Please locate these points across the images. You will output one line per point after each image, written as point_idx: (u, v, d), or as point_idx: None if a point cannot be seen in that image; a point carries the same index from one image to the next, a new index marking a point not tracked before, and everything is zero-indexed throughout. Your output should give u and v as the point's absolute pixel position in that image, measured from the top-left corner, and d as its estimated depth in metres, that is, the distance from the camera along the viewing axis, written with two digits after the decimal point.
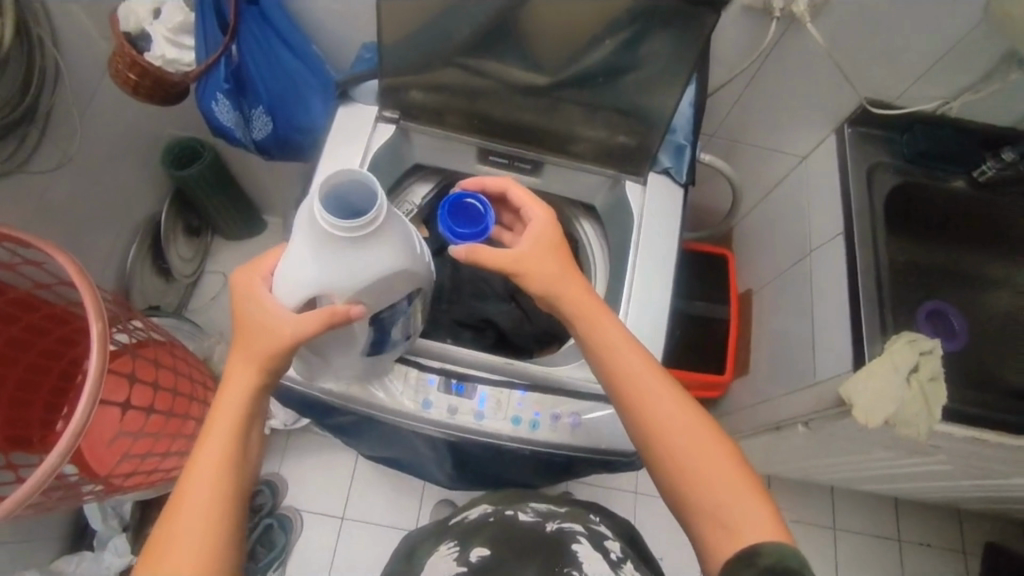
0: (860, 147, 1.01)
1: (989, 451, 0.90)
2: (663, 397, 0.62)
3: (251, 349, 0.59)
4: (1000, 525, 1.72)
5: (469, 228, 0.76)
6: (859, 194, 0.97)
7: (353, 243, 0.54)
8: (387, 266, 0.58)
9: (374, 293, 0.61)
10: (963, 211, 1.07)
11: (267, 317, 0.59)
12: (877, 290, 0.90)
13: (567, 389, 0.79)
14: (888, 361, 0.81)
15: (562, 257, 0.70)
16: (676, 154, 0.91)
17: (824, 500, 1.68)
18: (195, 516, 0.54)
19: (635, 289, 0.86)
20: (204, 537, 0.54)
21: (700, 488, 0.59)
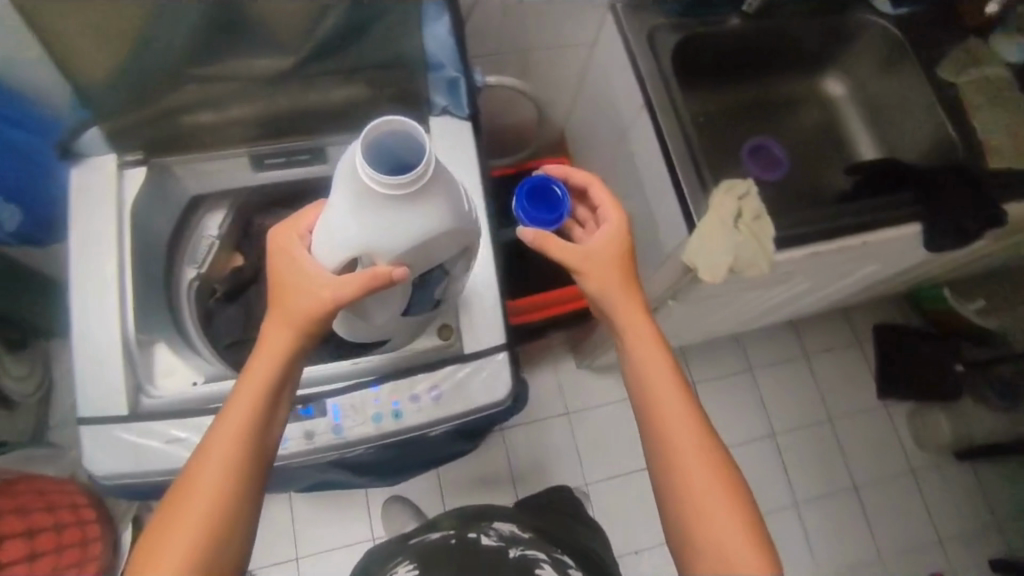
0: (634, 15, 1.00)
1: (826, 257, 0.97)
2: (688, 431, 0.69)
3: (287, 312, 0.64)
4: (882, 307, 1.90)
5: (545, 214, 0.83)
6: (647, 62, 0.97)
7: (396, 196, 0.58)
8: (428, 217, 0.61)
9: (421, 251, 0.64)
10: (746, 47, 1.10)
11: (305, 280, 0.63)
12: (688, 149, 0.92)
13: (415, 366, 0.78)
14: (715, 216, 0.84)
15: (622, 265, 0.76)
16: (452, 90, 0.85)
17: (734, 347, 1.80)
18: (213, 474, 0.60)
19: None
20: (232, 461, 0.61)
21: (693, 492, 0.68)
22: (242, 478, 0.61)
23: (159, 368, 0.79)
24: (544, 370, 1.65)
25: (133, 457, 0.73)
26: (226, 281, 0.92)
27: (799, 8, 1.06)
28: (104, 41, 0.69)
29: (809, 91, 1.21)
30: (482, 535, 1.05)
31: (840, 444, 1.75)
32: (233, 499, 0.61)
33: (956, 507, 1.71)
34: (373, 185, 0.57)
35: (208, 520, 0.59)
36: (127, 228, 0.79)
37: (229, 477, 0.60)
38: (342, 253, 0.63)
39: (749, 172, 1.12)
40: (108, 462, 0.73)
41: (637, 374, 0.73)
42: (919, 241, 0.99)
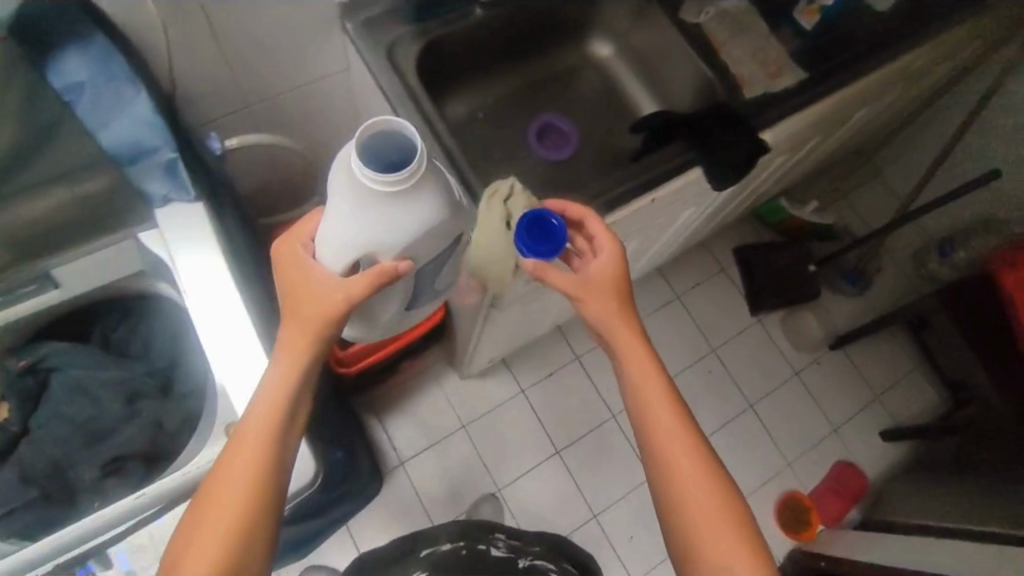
0: (369, 33, 0.95)
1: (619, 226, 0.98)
2: (681, 441, 0.77)
3: (303, 316, 0.72)
4: (737, 228, 1.97)
5: (543, 246, 0.82)
6: (391, 80, 0.93)
7: (391, 196, 0.64)
8: (428, 212, 0.68)
9: (421, 245, 0.71)
10: (497, 34, 1.08)
11: (315, 287, 0.72)
12: (452, 161, 0.89)
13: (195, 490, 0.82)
14: (486, 224, 0.85)
15: (619, 292, 0.84)
16: (169, 173, 0.85)
17: None
18: (245, 471, 0.69)
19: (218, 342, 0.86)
20: (267, 440, 0.71)
21: (684, 496, 0.75)
22: (271, 472, 0.70)
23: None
24: (429, 391, 1.62)
25: None
26: None
27: None
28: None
29: (579, 58, 1.19)
30: (492, 548, 1.11)
31: (730, 369, 1.81)
32: (264, 472, 0.70)
33: (844, 393, 1.83)
34: (374, 186, 0.63)
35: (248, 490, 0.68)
36: None
37: (259, 476, 0.69)
38: (349, 255, 0.70)
39: (534, 152, 1.11)
40: None
41: (632, 387, 0.81)
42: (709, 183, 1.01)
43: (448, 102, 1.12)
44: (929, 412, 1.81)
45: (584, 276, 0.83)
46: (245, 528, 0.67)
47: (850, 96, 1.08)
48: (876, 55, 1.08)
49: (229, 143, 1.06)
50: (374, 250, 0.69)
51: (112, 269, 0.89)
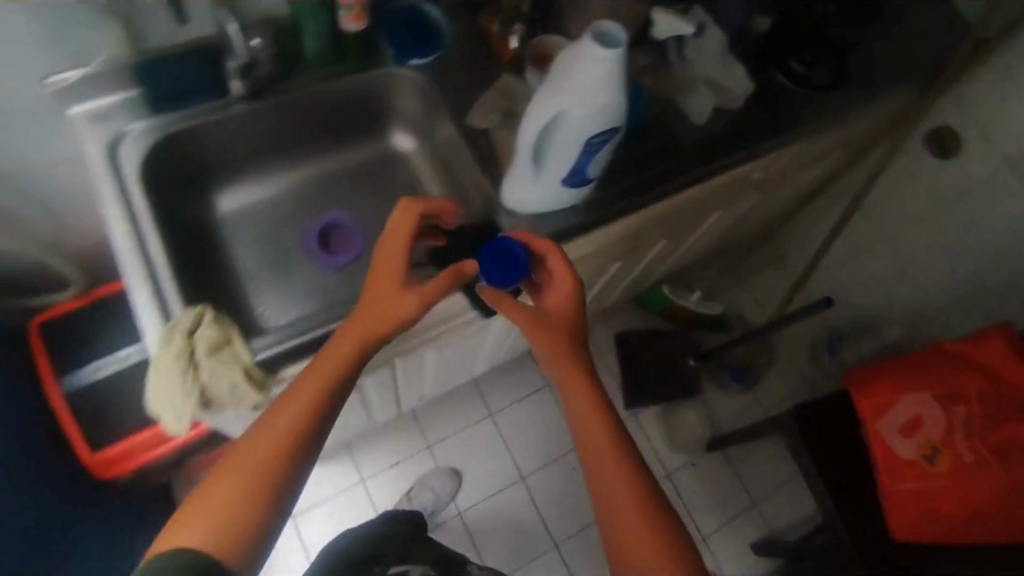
0: (95, 125, 0.87)
1: None
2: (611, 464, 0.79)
3: (374, 309, 0.76)
4: (620, 314, 1.86)
5: (508, 276, 0.86)
6: (109, 182, 0.84)
7: (599, 57, 0.71)
8: (619, 107, 0.77)
9: (597, 118, 0.76)
10: (268, 125, 0.98)
11: (394, 284, 0.77)
12: (153, 270, 0.80)
13: None
14: (162, 362, 0.73)
15: (570, 330, 0.85)
16: None
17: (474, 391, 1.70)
18: (280, 434, 0.70)
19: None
20: (289, 433, 0.71)
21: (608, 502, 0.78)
22: (293, 455, 0.71)
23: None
24: None
25: None
26: None
27: (308, 73, 0.97)
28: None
29: (380, 152, 1.09)
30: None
31: None
32: (271, 476, 0.69)
33: (713, 500, 1.70)
34: (589, 49, 0.71)
35: (255, 485, 0.68)
36: None
37: (291, 446, 0.71)
38: (547, 113, 0.77)
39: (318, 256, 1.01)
40: None
41: (575, 416, 0.83)
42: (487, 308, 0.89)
43: (220, 198, 1.01)
44: (802, 526, 1.68)
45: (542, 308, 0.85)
46: (233, 525, 0.66)
47: (639, 220, 1.03)
48: (677, 172, 1.03)
49: None
50: (567, 110, 0.75)
51: None
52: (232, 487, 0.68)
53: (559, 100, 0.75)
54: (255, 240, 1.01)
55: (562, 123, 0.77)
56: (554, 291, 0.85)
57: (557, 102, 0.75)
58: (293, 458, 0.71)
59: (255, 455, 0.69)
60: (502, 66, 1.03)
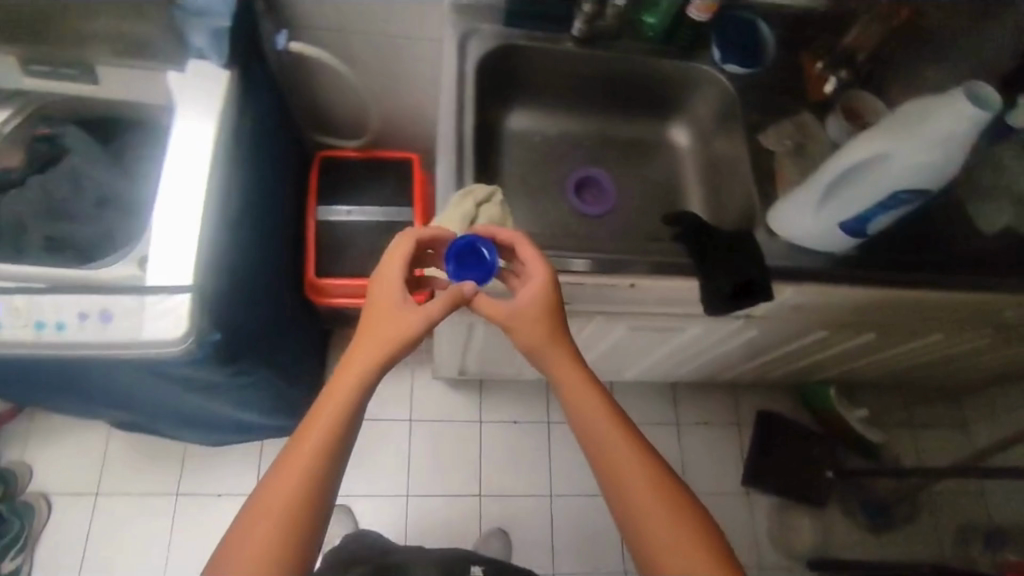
0: (457, 18, 1.00)
1: (603, 295, 0.94)
2: (626, 460, 0.72)
3: (376, 336, 0.72)
4: (774, 393, 1.79)
5: (475, 276, 0.77)
6: (450, 66, 0.97)
7: (963, 110, 0.71)
8: (955, 168, 0.76)
9: (923, 170, 0.75)
10: (584, 73, 1.07)
11: (394, 306, 0.74)
12: (459, 147, 0.90)
13: (96, 287, 0.76)
14: (448, 217, 0.82)
15: (555, 325, 0.76)
16: (215, 37, 0.84)
17: None
18: (300, 461, 0.67)
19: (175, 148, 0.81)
20: (317, 454, 0.68)
21: (629, 501, 0.71)
22: (322, 482, 0.68)
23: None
24: (403, 377, 1.62)
25: None
26: None
27: (639, 42, 1.04)
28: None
29: (655, 136, 1.15)
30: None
31: None
32: (303, 505, 0.66)
33: None
34: (957, 99, 0.71)
35: (286, 513, 0.66)
36: None
37: (311, 482, 0.67)
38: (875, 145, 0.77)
39: (576, 202, 1.08)
40: None
41: (580, 421, 0.75)
42: (710, 306, 0.90)
43: (512, 116, 1.12)
44: None
45: (513, 305, 0.76)
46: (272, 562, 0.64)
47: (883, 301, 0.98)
48: (947, 273, 0.96)
49: (292, 44, 1.01)
50: (898, 149, 0.75)
51: (145, 97, 0.90)
52: (265, 515, 0.66)
53: (897, 136, 0.75)
54: (520, 163, 1.11)
55: (885, 159, 0.76)
56: (530, 286, 0.76)
57: (892, 138, 0.75)
58: (323, 483, 0.68)
59: (287, 479, 0.67)
60: (810, 103, 1.03)
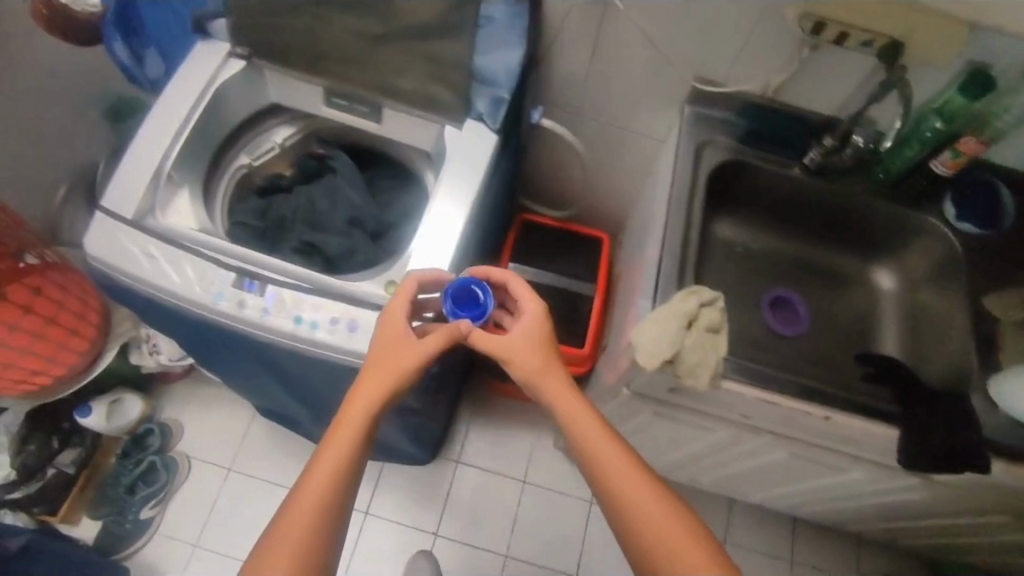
0: (697, 126, 1.05)
1: (792, 422, 0.93)
2: (634, 482, 0.71)
3: (388, 366, 0.75)
4: (903, 560, 1.64)
5: (470, 311, 0.82)
6: (684, 169, 1.01)
7: None
8: None
9: None
10: (803, 199, 1.08)
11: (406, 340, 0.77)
12: (681, 247, 0.94)
13: (353, 299, 0.83)
14: (670, 309, 0.87)
15: (547, 352, 0.80)
16: (494, 104, 0.94)
17: (721, 510, 1.66)
18: (317, 485, 0.68)
19: (441, 191, 0.90)
20: (333, 480, 0.68)
21: (641, 523, 0.69)
22: (335, 512, 0.68)
23: (122, 177, 0.87)
24: (526, 438, 1.65)
25: (104, 254, 0.84)
26: (265, 177, 1.06)
27: (866, 181, 1.04)
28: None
29: (858, 273, 1.14)
30: None
31: None
32: (318, 534, 0.66)
33: None
34: None
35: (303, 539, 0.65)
36: (201, 103, 0.92)
37: (324, 505, 0.67)
38: None
39: (772, 322, 1.09)
40: (97, 251, 0.84)
41: (583, 451, 0.75)
42: (911, 461, 0.87)
43: (718, 223, 1.15)
44: None
45: (511, 337, 0.80)
46: None
47: None
48: None
49: (541, 121, 1.14)
50: None
51: (411, 141, 1.00)
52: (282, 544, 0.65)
53: None
54: (719, 268, 1.13)
55: None
56: (529, 323, 0.81)
57: None
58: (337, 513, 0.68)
59: (305, 507, 0.67)
60: None
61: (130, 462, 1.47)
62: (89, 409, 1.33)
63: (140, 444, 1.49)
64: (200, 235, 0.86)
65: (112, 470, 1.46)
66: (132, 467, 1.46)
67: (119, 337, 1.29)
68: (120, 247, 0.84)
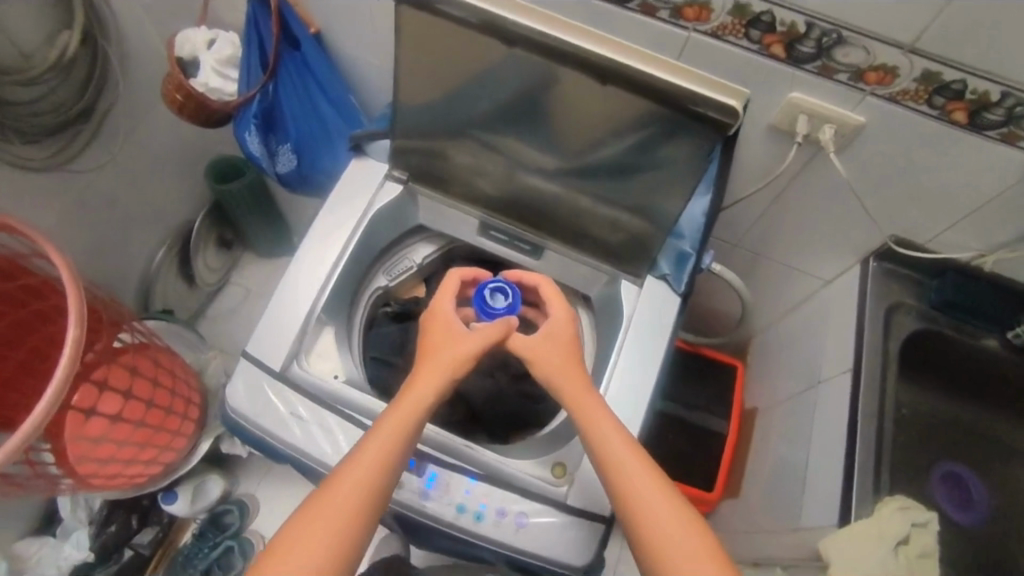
0: (885, 283, 0.94)
1: None
2: (664, 507, 0.60)
3: (430, 360, 0.69)
4: None
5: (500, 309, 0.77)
6: (873, 336, 0.91)
7: None
8: None
9: None
10: (994, 373, 0.97)
11: (453, 333, 0.71)
12: (877, 441, 0.86)
13: (518, 485, 0.78)
14: (874, 527, 0.79)
15: (575, 355, 0.72)
16: (678, 262, 0.85)
17: None
18: (347, 480, 0.60)
19: (618, 371, 0.83)
20: (357, 478, 0.61)
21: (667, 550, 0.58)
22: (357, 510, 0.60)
23: (270, 321, 0.80)
24: None
25: (250, 407, 0.77)
26: (401, 301, 0.97)
27: None
28: (420, 61, 0.73)
29: None
30: None
31: None
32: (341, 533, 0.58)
33: None
34: None
35: (317, 537, 0.57)
36: (360, 230, 0.85)
37: (366, 492, 0.60)
38: None
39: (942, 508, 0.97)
40: (237, 400, 0.78)
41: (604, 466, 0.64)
42: None
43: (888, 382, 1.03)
44: None
45: (547, 337, 0.73)
46: None
47: None
48: None
49: (713, 265, 0.97)
50: None
51: (571, 281, 0.91)
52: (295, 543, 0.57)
53: None
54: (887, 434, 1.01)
55: None
56: (558, 322, 0.74)
57: None
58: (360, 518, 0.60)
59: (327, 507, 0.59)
60: None
61: (206, 545, 1.33)
62: (175, 494, 1.26)
63: (216, 523, 1.37)
64: (357, 396, 0.80)
65: (185, 550, 1.33)
66: (208, 549, 1.33)
67: (213, 431, 1.20)
68: (268, 401, 0.77)
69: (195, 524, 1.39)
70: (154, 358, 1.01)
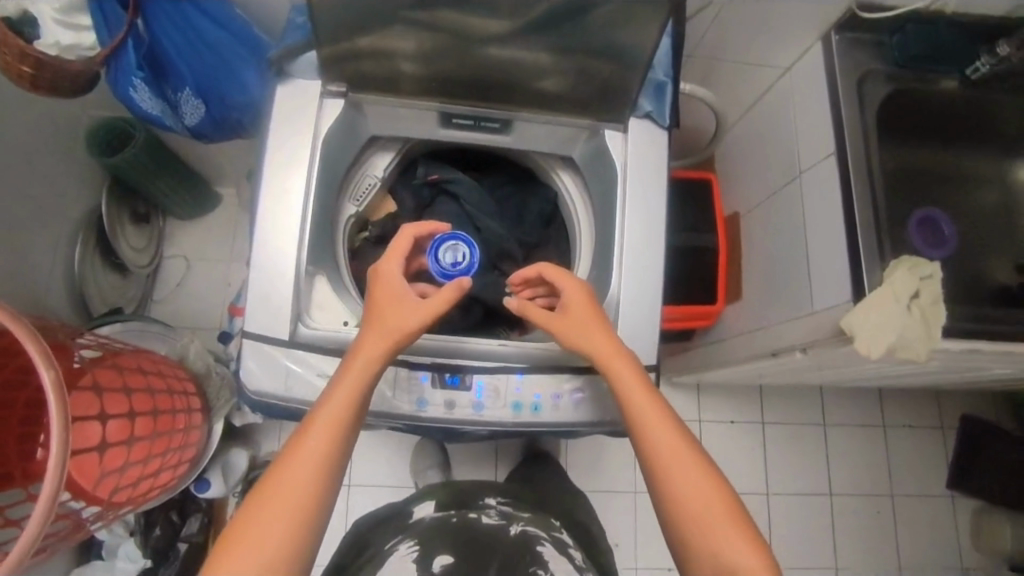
0: (850, 55, 0.92)
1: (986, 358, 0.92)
2: (659, 427, 0.62)
3: (381, 323, 0.65)
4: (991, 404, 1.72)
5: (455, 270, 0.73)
6: (850, 112, 0.91)
7: None
8: None
9: None
10: (954, 112, 0.99)
11: (406, 299, 0.67)
12: (874, 211, 0.88)
13: (563, 365, 0.78)
14: (890, 292, 0.82)
15: (591, 303, 0.71)
16: (657, 94, 0.82)
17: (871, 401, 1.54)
18: (314, 449, 0.57)
19: (629, 225, 0.81)
20: (323, 442, 0.58)
21: (665, 462, 0.61)
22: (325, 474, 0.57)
23: (258, 291, 0.73)
24: None
25: (274, 384, 0.72)
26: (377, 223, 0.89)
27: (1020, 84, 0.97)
28: None
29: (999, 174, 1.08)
30: None
31: None
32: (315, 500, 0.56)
33: None
34: None
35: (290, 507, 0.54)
36: (318, 161, 0.76)
37: (330, 455, 0.58)
38: None
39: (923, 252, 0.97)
40: (257, 382, 0.72)
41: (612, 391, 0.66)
42: None
43: None
44: None
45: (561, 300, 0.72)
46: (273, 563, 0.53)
47: None
48: None
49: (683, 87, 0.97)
50: None
51: (548, 147, 0.86)
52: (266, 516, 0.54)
53: None
54: None
55: None
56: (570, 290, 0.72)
57: None
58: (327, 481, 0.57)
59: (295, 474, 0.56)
60: None
61: None
62: (207, 482, 1.23)
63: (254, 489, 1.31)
64: None
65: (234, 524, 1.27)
66: None
67: (221, 412, 1.16)
68: (291, 371, 0.73)
69: (234, 497, 1.37)
70: (135, 363, 0.93)
